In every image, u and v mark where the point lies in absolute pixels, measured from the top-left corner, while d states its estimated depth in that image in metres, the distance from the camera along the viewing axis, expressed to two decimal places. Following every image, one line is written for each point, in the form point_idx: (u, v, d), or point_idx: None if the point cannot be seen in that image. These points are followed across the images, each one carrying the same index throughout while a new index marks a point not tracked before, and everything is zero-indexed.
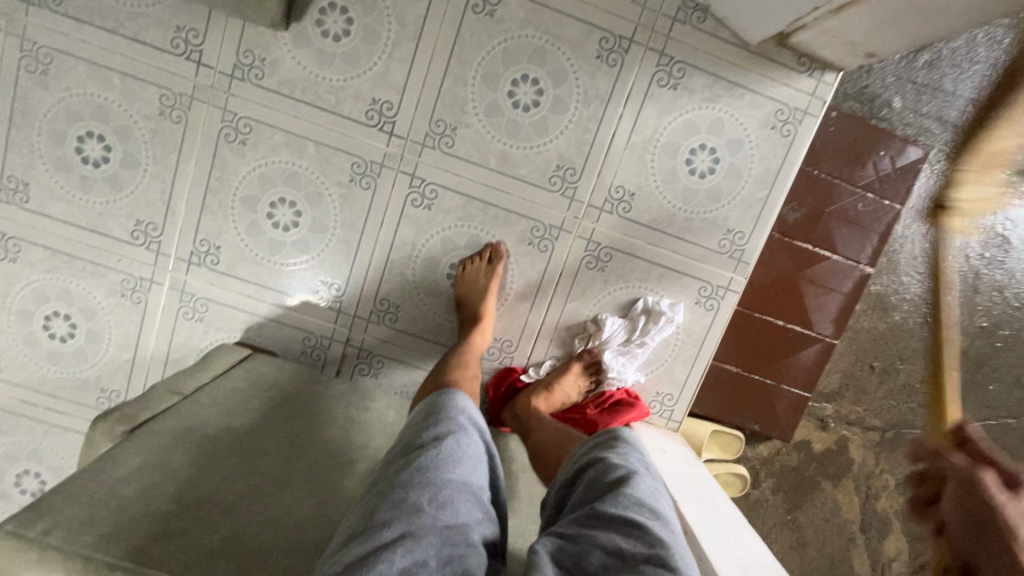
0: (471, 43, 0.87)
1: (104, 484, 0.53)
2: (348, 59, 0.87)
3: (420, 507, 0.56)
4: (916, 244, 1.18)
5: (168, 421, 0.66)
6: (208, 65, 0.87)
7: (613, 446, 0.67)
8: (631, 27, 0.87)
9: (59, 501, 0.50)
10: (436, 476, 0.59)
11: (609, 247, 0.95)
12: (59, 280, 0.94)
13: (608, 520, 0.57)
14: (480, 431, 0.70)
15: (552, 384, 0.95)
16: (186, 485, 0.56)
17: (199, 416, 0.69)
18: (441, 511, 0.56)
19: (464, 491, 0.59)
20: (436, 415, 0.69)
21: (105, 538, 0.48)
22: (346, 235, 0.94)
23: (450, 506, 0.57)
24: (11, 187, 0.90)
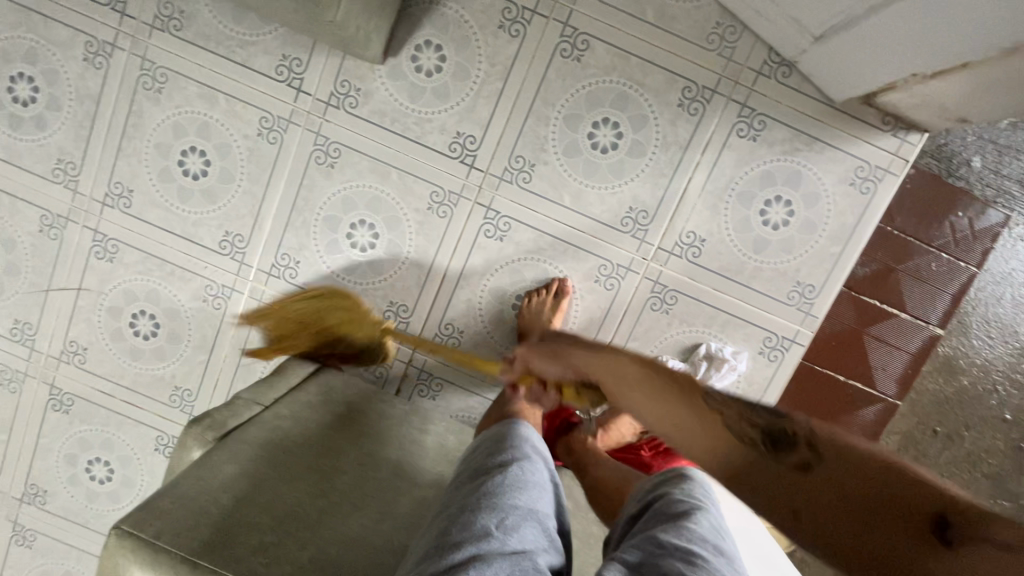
0: (556, 85, 0.90)
1: (203, 491, 0.57)
2: (438, 94, 0.91)
3: (488, 531, 0.53)
4: (989, 308, 1.15)
5: (252, 430, 0.69)
6: (307, 92, 0.92)
7: (679, 482, 0.63)
8: (714, 78, 0.89)
9: (167, 505, 0.53)
10: (502, 502, 0.56)
11: (675, 290, 0.95)
12: (150, 281, 1.00)
13: (673, 547, 0.52)
14: (545, 462, 0.66)
15: (609, 423, 0.95)
16: (274, 498, 0.59)
17: (279, 427, 0.72)
18: (508, 537, 0.53)
19: (529, 518, 0.55)
20: (499, 444, 0.66)
21: (209, 546, 0.51)
22: (418, 259, 0.97)
23: (517, 532, 0.53)
24: (117, 193, 0.97)
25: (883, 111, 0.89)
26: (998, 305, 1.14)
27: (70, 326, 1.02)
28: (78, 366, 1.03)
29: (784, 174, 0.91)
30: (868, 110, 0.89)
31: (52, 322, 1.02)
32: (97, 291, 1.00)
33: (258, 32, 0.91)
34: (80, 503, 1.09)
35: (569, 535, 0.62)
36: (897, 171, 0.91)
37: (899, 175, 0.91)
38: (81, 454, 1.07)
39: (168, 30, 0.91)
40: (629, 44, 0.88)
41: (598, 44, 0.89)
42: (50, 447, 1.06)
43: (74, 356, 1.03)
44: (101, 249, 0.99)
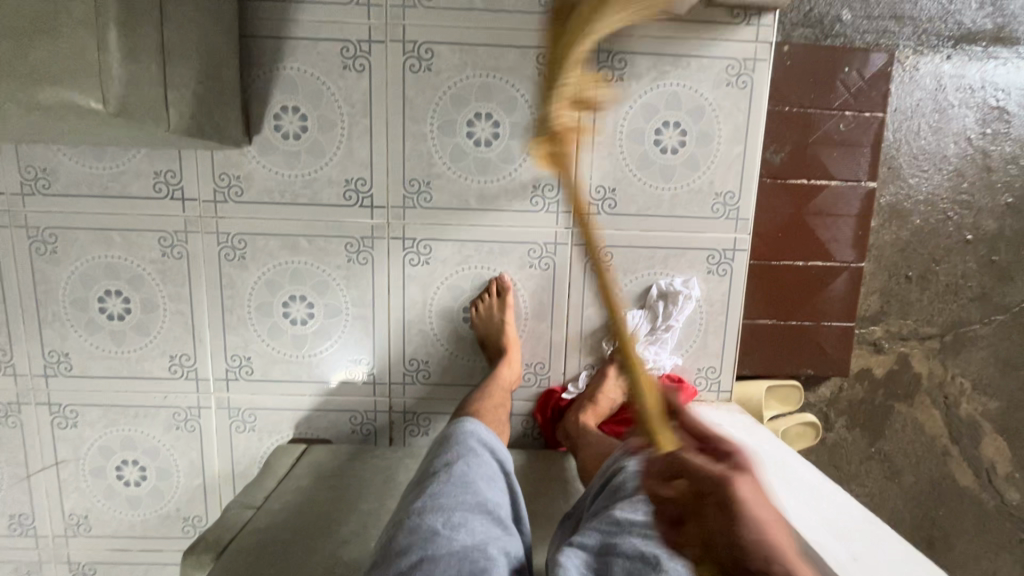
0: (419, 99, 0.90)
1: None
2: (312, 152, 0.92)
3: (435, 530, 0.59)
4: (913, 144, 1.16)
5: (249, 536, 0.70)
6: (191, 198, 0.92)
7: (635, 451, 0.70)
8: (561, 36, 0.89)
9: None
10: (449, 500, 0.62)
11: (607, 246, 0.96)
12: (120, 430, 1.00)
13: (628, 524, 0.61)
14: (493, 451, 0.71)
15: (595, 394, 0.96)
16: None
17: (276, 523, 0.73)
18: (456, 532, 0.59)
19: (478, 512, 0.62)
20: (444, 444, 0.71)
21: None
22: (360, 311, 0.97)
23: (464, 526, 0.60)
24: (55, 360, 0.97)
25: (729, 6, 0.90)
26: (919, 136, 1.16)
27: (63, 501, 1.02)
28: (86, 535, 1.03)
29: (663, 99, 0.92)
30: (715, 10, 0.90)
31: (45, 503, 1.02)
32: (74, 459, 1.00)
33: (123, 160, 0.91)
34: None
35: (524, 515, 0.68)
36: (765, 57, 0.92)
37: (768, 59, 0.92)
38: None
39: (38, 191, 0.91)
40: (471, 36, 0.89)
41: (442, 47, 0.89)
42: None
43: (79, 527, 1.03)
44: (61, 419, 0.99)
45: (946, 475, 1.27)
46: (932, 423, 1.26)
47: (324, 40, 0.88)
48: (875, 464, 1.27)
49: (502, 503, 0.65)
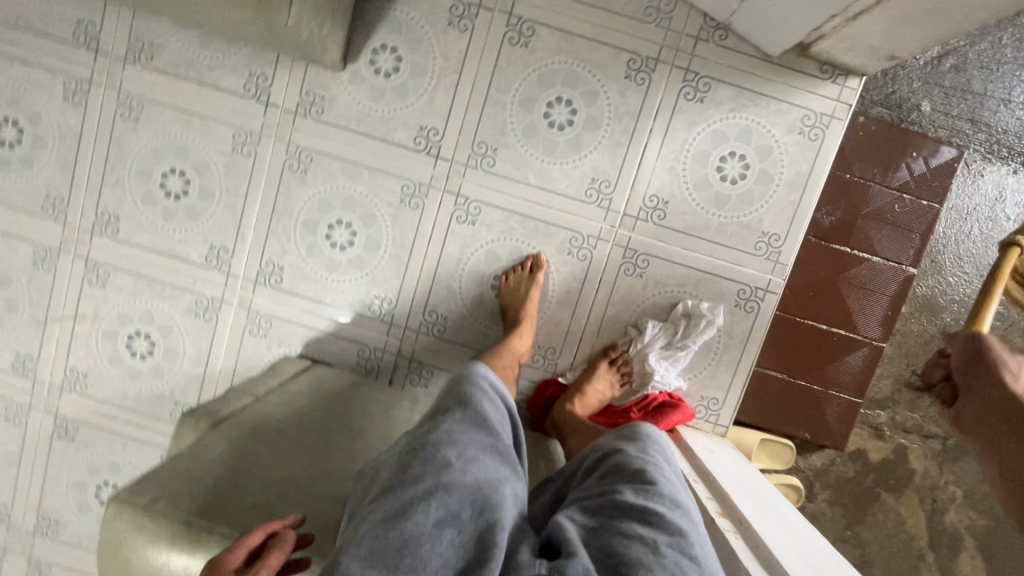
0: (509, 71, 0.95)
1: (198, 465, 0.61)
2: (398, 91, 0.96)
3: (449, 462, 0.60)
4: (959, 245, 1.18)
5: (244, 415, 0.73)
6: (275, 105, 0.97)
7: (632, 438, 0.69)
8: (656, 47, 0.94)
9: (166, 477, 0.58)
10: (462, 436, 0.64)
11: (645, 253, 0.99)
12: (144, 301, 1.03)
13: (630, 510, 0.58)
14: (501, 399, 0.72)
15: (584, 387, 0.96)
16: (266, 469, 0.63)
17: (272, 412, 0.75)
18: (468, 466, 0.60)
19: (489, 450, 0.64)
20: (457, 386, 0.71)
21: (199, 506, 0.55)
22: (397, 252, 1.00)
23: (476, 461, 0.61)
24: (104, 219, 1.02)
25: (820, 61, 0.94)
26: (968, 239, 1.17)
27: (69, 354, 1.05)
28: (81, 392, 1.06)
29: (735, 130, 0.96)
30: (805, 61, 0.94)
31: (52, 352, 1.05)
32: (92, 317, 1.04)
33: (223, 53, 0.96)
34: (93, 528, 1.10)
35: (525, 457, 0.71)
36: (842, 116, 0.95)
37: (845, 119, 0.95)
38: (89, 480, 1.08)
39: (139, 62, 0.97)
40: (573, 25, 0.94)
41: (544, 28, 0.94)
42: (59, 474, 1.09)
43: (76, 383, 1.06)
44: (93, 276, 1.03)
45: None
46: (914, 522, 1.24)
47: None
48: (847, 547, 1.25)
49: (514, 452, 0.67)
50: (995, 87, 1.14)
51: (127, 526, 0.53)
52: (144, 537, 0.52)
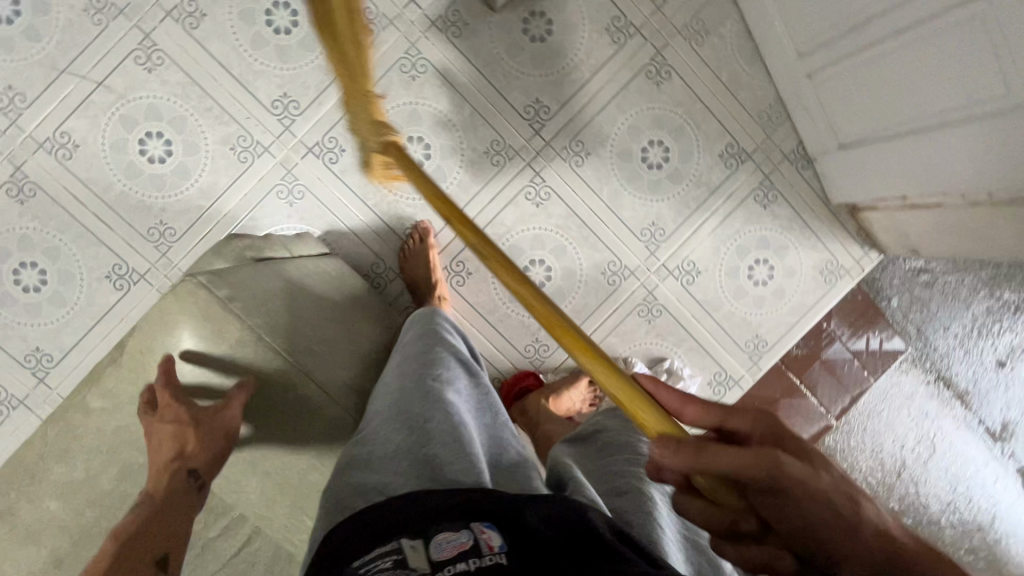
0: (634, 97, 1.02)
1: (261, 287, 0.69)
2: (534, 58, 1.00)
3: (430, 383, 0.66)
4: (872, 425, 1.22)
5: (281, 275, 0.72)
6: (418, 5, 0.97)
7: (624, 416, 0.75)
8: (753, 146, 1.06)
9: (243, 285, 0.68)
10: (439, 365, 0.70)
11: (662, 305, 1.08)
12: (184, 109, 0.95)
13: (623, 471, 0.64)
14: (465, 340, 0.78)
15: (561, 388, 1.01)
16: (311, 319, 0.71)
17: (310, 275, 0.76)
18: (449, 388, 0.67)
19: (462, 384, 0.69)
20: (423, 321, 0.77)
21: (267, 325, 0.67)
22: (457, 194, 1.01)
23: (454, 388, 0.67)
24: (189, 10, 0.94)
25: (858, 225, 1.10)
26: (876, 425, 1.22)
27: (70, 117, 0.93)
28: (59, 161, 0.94)
29: (776, 243, 1.09)
30: (849, 220, 1.10)
31: (51, 104, 0.93)
32: (120, 95, 0.94)
33: None
34: None
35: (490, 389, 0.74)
36: (854, 276, 1.12)
37: (855, 279, 1.12)
38: (15, 253, 0.95)
39: None
40: (701, 91, 1.03)
41: (678, 80, 1.02)
42: None
43: (60, 149, 0.94)
44: (144, 56, 0.94)
45: None
46: None
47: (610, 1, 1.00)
48: None
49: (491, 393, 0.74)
50: (945, 311, 1.20)
51: (209, 309, 0.66)
52: (219, 324, 0.65)
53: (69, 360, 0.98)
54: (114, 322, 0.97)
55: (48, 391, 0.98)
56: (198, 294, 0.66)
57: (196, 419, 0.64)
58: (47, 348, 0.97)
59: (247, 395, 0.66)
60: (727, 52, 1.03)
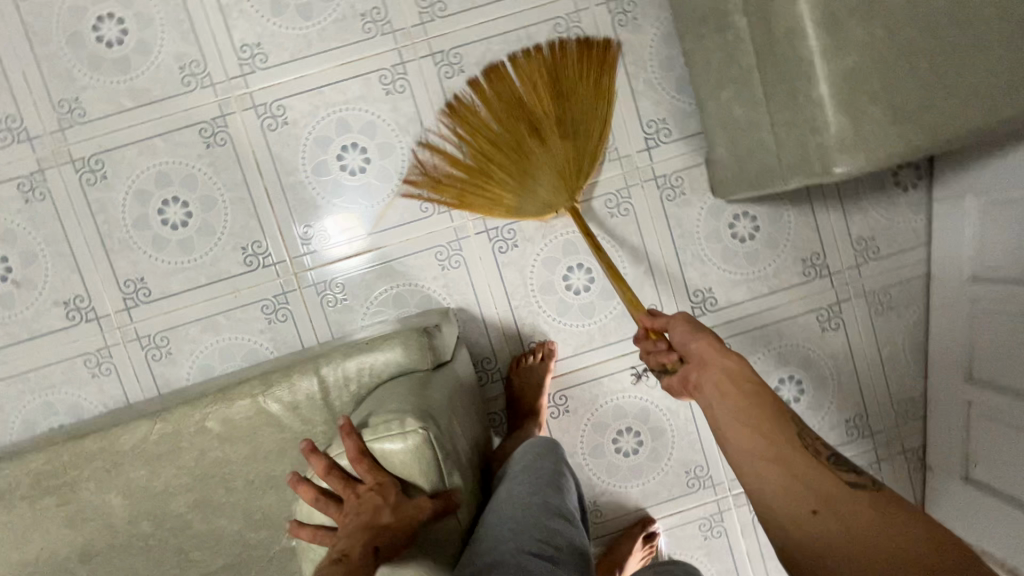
0: (794, 330, 1.01)
1: (446, 416, 0.61)
2: (725, 252, 1.00)
3: (531, 539, 0.58)
4: None
5: (449, 386, 0.66)
6: (652, 158, 0.98)
7: None
8: (878, 426, 1.04)
9: (439, 414, 0.60)
10: (540, 509, 0.61)
11: (724, 529, 1.03)
12: (398, 139, 0.95)
13: None
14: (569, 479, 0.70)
15: (613, 559, 0.97)
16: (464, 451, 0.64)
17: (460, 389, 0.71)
18: (545, 544, 0.58)
19: (565, 537, 0.60)
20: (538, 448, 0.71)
21: (447, 462, 0.58)
22: (595, 333, 0.99)
23: (552, 544, 0.58)
24: (450, 61, 0.95)
25: None
26: None
27: (297, 94, 0.94)
28: (263, 128, 0.93)
29: None
30: None
31: (287, 79, 0.93)
32: (347, 99, 0.94)
33: (666, 88, 0.97)
34: (124, 220, 0.93)
35: (587, 551, 0.63)
36: None
37: None
38: (175, 186, 0.93)
39: (614, 17, 0.95)
40: (857, 356, 1.03)
41: (842, 335, 1.02)
42: (158, 153, 0.93)
43: (271, 118, 0.93)
44: (389, 78, 0.94)
45: None
46: None
47: (819, 239, 1.00)
48: None
49: (585, 552, 0.63)
50: None
51: (412, 442, 0.56)
52: (415, 454, 0.56)
53: (164, 304, 0.94)
54: (224, 290, 0.95)
55: (126, 321, 0.94)
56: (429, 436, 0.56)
57: (395, 505, 0.55)
58: (150, 282, 0.94)
59: (439, 507, 0.56)
60: (898, 335, 1.03)
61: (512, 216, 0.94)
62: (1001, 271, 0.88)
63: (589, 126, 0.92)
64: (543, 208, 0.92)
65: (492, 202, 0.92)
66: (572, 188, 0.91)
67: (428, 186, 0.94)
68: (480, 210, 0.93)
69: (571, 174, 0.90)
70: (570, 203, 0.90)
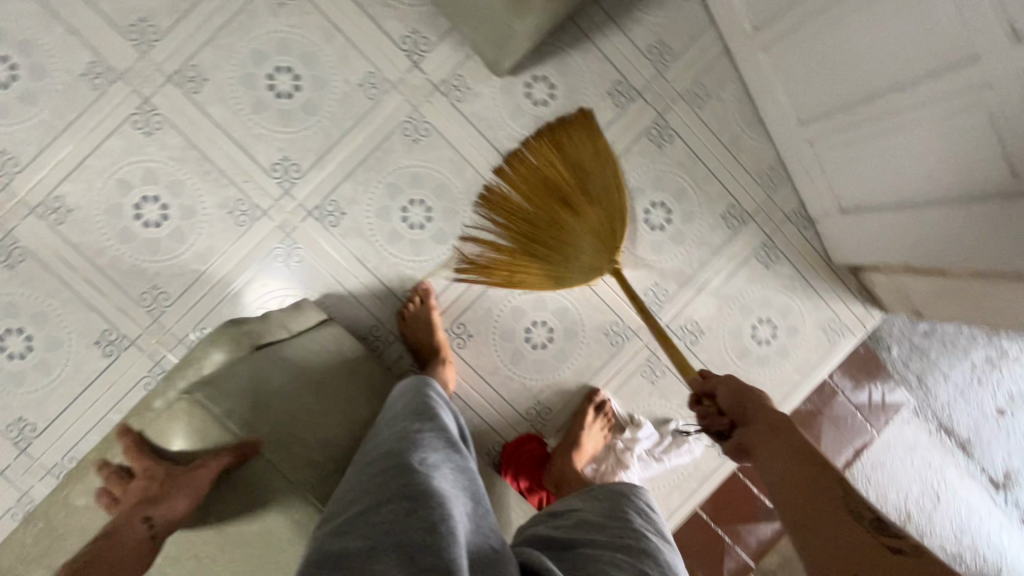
0: (635, 159, 1.02)
1: (237, 380, 0.69)
2: (537, 122, 1.00)
3: (415, 465, 0.62)
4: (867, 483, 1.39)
5: (265, 360, 0.73)
6: (422, 70, 0.97)
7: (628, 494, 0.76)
8: (753, 206, 1.06)
9: (221, 383, 0.67)
10: (426, 446, 0.66)
11: (665, 365, 1.06)
12: (182, 172, 0.94)
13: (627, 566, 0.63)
14: (452, 415, 0.76)
15: (575, 441, 1.01)
16: (279, 407, 0.69)
17: (298, 361, 0.76)
18: (429, 470, 0.62)
19: (448, 461, 0.66)
20: (414, 392, 0.75)
21: (229, 418, 0.65)
22: (459, 255, 1.00)
23: (437, 470, 0.63)
24: (189, 76, 0.93)
25: (860, 284, 1.10)
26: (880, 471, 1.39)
27: (66, 180, 0.92)
28: (52, 226, 0.92)
29: (779, 303, 1.08)
30: (850, 278, 1.10)
31: (48, 170, 0.91)
32: (115, 159, 0.92)
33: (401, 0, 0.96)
34: None
35: (474, 469, 0.69)
36: (857, 334, 1.11)
37: (857, 337, 1.11)
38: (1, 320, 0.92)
39: None
40: (703, 155, 1.04)
41: (680, 143, 1.03)
42: None
43: (53, 213, 0.91)
44: (143, 120, 0.92)
45: None
46: None
47: (613, 66, 1.01)
48: None
49: (473, 473, 0.69)
50: (943, 360, 1.42)
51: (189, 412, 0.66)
52: (196, 420, 0.65)
53: (53, 429, 0.94)
54: (103, 388, 0.94)
55: (29, 462, 0.94)
56: (201, 410, 0.65)
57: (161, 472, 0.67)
58: (30, 416, 0.93)
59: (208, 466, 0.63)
60: (729, 117, 1.04)
61: (561, 286, 0.95)
62: (767, 10, 0.88)
63: (609, 185, 0.94)
64: (590, 270, 0.93)
65: (544, 278, 0.94)
66: (613, 249, 0.93)
67: (478, 273, 0.95)
68: (529, 284, 0.95)
69: (610, 236, 0.92)
70: (612, 263, 0.92)
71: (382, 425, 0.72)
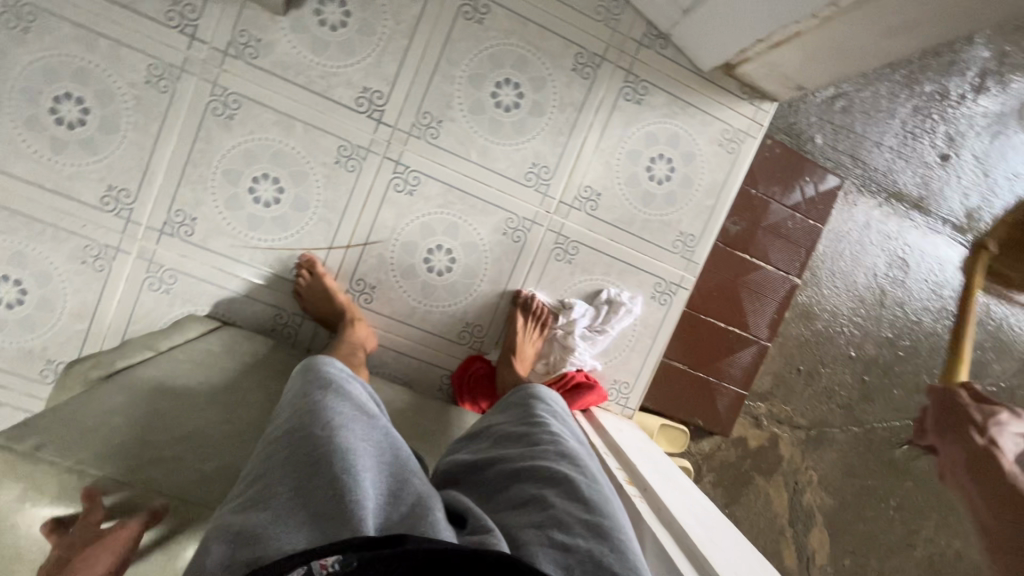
0: (461, 45, 0.94)
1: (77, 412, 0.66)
2: (344, 48, 0.92)
3: (319, 432, 0.61)
4: (840, 278, 1.37)
5: (112, 387, 0.71)
6: (202, 40, 0.88)
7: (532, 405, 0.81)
8: (602, 46, 0.98)
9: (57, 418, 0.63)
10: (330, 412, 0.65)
11: (576, 241, 1.03)
12: (16, 242, 0.89)
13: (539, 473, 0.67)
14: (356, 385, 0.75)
15: (515, 346, 1.01)
16: (131, 421, 0.66)
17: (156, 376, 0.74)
18: (337, 432, 0.61)
19: (357, 423, 0.65)
20: (310, 372, 0.74)
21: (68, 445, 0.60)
22: (327, 214, 0.96)
23: (346, 428, 0.63)
24: None
25: (741, 83, 1.04)
26: (842, 258, 1.37)
27: None
28: None
29: (665, 134, 1.03)
30: (729, 81, 1.03)
31: None
32: None
33: None
34: None
35: (385, 423, 0.69)
36: (755, 135, 1.06)
37: (756, 138, 1.06)
38: None
39: None
40: (530, 12, 0.96)
41: (500, 10, 0.95)
42: None
43: None
44: None
45: (776, 552, 1.40)
46: (779, 502, 1.40)
47: None
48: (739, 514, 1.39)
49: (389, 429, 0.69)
50: (872, 130, 1.34)
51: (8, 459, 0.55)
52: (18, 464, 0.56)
53: None
54: None
55: None
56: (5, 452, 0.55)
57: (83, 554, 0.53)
58: None
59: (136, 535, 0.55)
60: None
61: None
62: None
63: None
64: None
65: None
66: None
67: None
68: None
69: None
70: None
71: (284, 410, 0.70)
